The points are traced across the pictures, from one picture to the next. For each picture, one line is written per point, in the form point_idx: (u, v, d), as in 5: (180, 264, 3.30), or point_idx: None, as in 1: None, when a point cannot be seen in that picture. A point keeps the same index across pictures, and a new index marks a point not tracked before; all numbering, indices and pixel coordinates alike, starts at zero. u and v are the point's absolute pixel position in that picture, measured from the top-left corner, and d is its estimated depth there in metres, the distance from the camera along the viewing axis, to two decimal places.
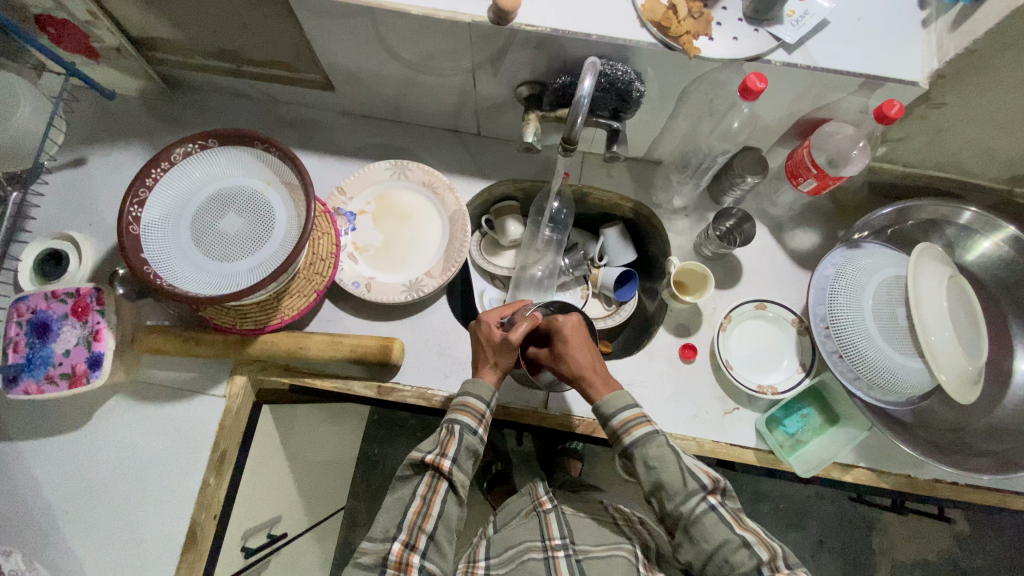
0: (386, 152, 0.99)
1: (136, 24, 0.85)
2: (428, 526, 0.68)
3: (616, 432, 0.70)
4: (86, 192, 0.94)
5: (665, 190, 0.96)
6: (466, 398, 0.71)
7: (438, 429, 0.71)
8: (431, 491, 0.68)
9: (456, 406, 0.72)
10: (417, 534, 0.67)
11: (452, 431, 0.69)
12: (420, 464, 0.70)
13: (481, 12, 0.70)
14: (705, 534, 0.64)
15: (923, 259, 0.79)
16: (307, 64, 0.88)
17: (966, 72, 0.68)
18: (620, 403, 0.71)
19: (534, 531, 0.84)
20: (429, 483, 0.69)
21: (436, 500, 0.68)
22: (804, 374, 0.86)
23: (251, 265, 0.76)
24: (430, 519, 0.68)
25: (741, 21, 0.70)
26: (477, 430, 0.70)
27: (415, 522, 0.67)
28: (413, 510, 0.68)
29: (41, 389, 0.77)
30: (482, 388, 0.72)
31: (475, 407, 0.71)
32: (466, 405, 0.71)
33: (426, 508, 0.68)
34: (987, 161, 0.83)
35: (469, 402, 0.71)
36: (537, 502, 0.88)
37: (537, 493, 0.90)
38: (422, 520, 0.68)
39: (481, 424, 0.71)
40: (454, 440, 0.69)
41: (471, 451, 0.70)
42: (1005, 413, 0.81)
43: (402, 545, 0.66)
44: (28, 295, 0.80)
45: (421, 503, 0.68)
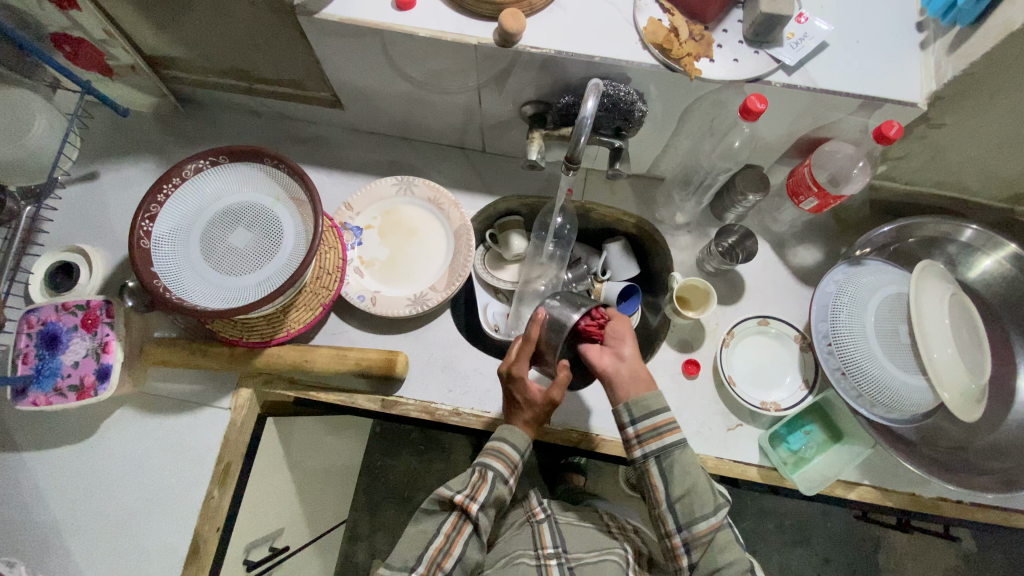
0: (392, 168, 1.00)
1: (150, 44, 0.87)
2: (447, 564, 0.69)
3: (657, 430, 0.70)
4: (98, 205, 0.96)
5: (667, 207, 0.97)
6: (502, 445, 0.73)
7: (469, 472, 0.73)
8: (455, 531, 0.71)
9: (490, 450, 0.74)
10: (435, 570, 0.69)
11: (485, 475, 0.71)
12: (445, 503, 0.72)
13: (487, 34, 0.71)
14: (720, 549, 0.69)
15: (926, 275, 0.80)
16: (317, 82, 0.91)
17: (964, 93, 0.69)
18: (663, 403, 0.70)
19: (528, 540, 0.83)
20: (454, 523, 0.71)
21: (459, 541, 0.70)
22: (807, 392, 0.86)
23: (259, 279, 0.77)
24: (451, 554, 0.70)
25: (741, 43, 0.71)
26: (507, 480, 0.73)
27: (435, 559, 0.69)
28: (435, 546, 0.70)
29: (49, 400, 0.78)
30: (517, 437, 0.74)
31: (509, 455, 0.73)
32: (501, 451, 0.73)
33: (448, 545, 0.70)
34: (987, 179, 0.84)
35: (503, 448, 0.73)
36: (531, 513, 0.87)
37: (531, 503, 0.89)
38: (441, 558, 0.69)
39: (513, 473, 0.73)
40: (486, 486, 0.71)
41: (497, 498, 0.72)
42: (1010, 432, 0.81)
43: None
44: (39, 307, 0.81)
45: (444, 542, 0.70)
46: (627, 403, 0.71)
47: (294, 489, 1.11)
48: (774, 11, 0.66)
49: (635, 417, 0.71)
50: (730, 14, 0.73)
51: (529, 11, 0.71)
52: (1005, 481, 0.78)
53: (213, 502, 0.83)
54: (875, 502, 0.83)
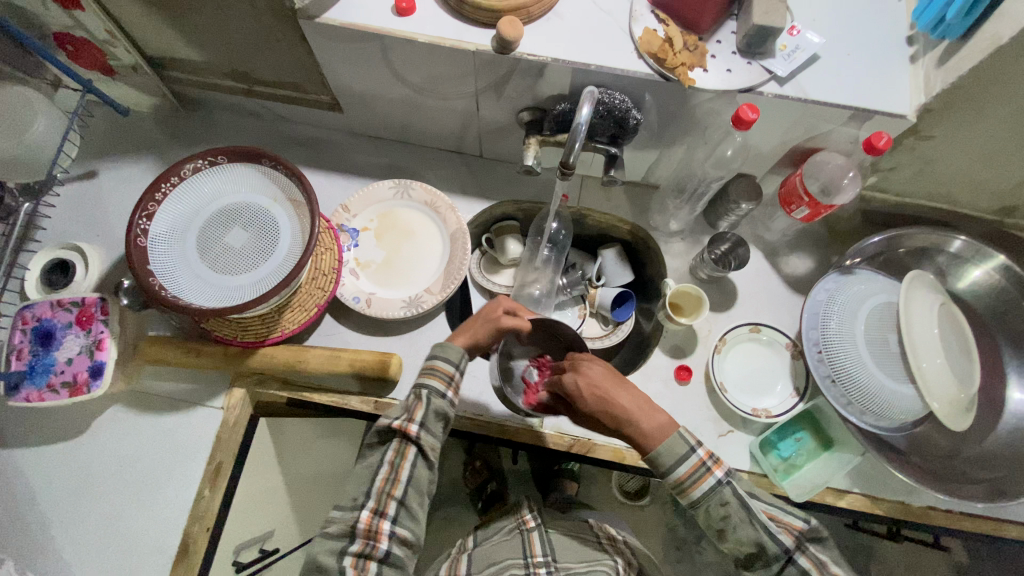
0: (390, 172, 1.01)
1: (152, 44, 0.88)
2: (397, 492, 0.66)
3: (680, 485, 0.66)
4: (96, 203, 0.96)
5: (662, 214, 0.98)
6: (435, 361, 0.71)
7: (406, 396, 0.71)
8: (399, 456, 0.67)
9: (426, 369, 0.71)
10: (386, 500, 0.66)
11: (420, 395, 0.69)
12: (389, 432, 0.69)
13: (485, 41, 0.73)
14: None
15: (916, 284, 0.81)
16: (316, 85, 0.92)
17: (953, 106, 0.70)
18: (677, 454, 0.65)
19: (517, 548, 0.84)
20: (396, 449, 0.68)
21: (405, 466, 0.67)
22: (798, 399, 0.87)
23: (255, 279, 0.78)
24: (401, 482, 0.66)
25: (735, 54, 0.73)
26: (445, 394, 0.70)
27: (383, 489, 0.66)
28: (381, 478, 0.66)
29: (41, 396, 0.78)
30: (449, 351, 0.72)
31: (443, 370, 0.70)
32: (434, 368, 0.71)
33: (394, 473, 0.67)
34: (976, 191, 0.85)
35: (437, 365, 0.71)
36: (521, 520, 0.88)
37: (521, 511, 0.89)
38: (390, 486, 0.66)
39: (450, 387, 0.71)
40: (422, 406, 0.68)
41: (439, 415, 0.70)
42: (998, 441, 0.82)
43: (371, 512, 0.65)
44: (34, 303, 0.82)
45: (389, 471, 0.67)
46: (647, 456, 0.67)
47: (286, 490, 1.11)
48: (766, 23, 0.67)
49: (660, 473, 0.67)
50: (725, 26, 0.74)
51: (527, 19, 0.73)
52: (993, 491, 0.78)
53: (203, 501, 0.83)
54: (865, 510, 0.83)
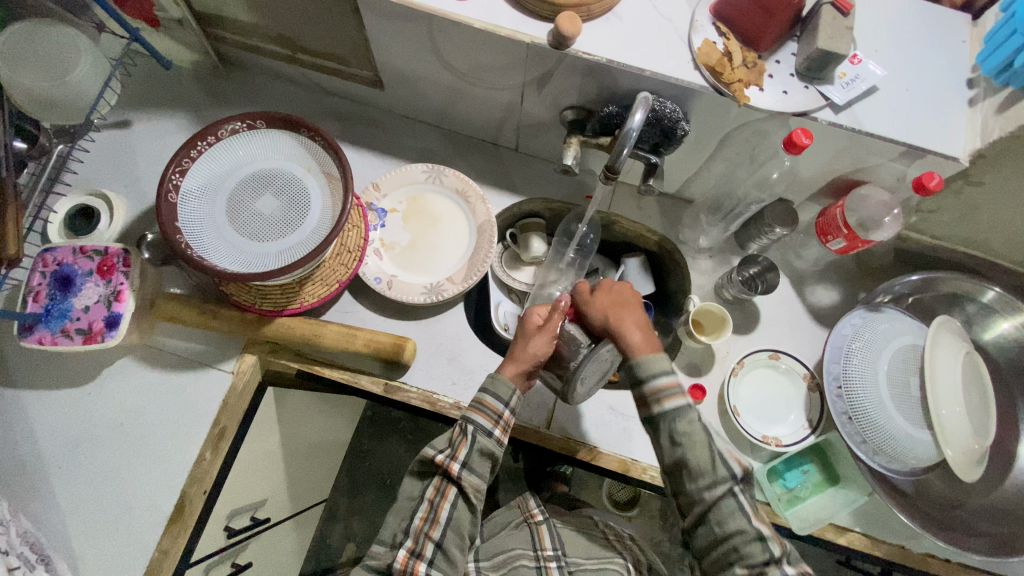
0: (424, 155, 1.00)
1: (202, 1, 0.87)
2: (435, 533, 0.69)
3: (653, 394, 0.67)
4: (127, 153, 0.96)
5: (692, 229, 0.96)
6: (483, 397, 0.72)
7: (452, 430, 0.73)
8: (439, 495, 0.70)
9: (474, 405, 0.73)
10: (423, 541, 0.69)
11: (465, 431, 0.71)
12: (433, 466, 0.72)
13: (541, 34, 0.71)
14: (721, 521, 0.63)
15: (943, 330, 0.80)
16: (361, 60, 0.90)
17: (1007, 155, 0.69)
18: (657, 368, 0.67)
19: (525, 540, 0.84)
20: (437, 488, 0.70)
21: (444, 506, 0.70)
22: (810, 432, 0.86)
23: (281, 248, 0.77)
24: (439, 521, 0.70)
25: (793, 76, 0.71)
26: (491, 433, 0.71)
27: (421, 529, 0.69)
28: (420, 516, 0.70)
29: (55, 340, 0.78)
30: (500, 386, 0.72)
31: (491, 408, 0.71)
32: (483, 405, 0.72)
33: (433, 513, 0.70)
34: (1015, 244, 0.84)
35: (485, 402, 0.72)
36: (528, 514, 0.88)
37: (528, 505, 0.90)
38: (428, 527, 0.69)
39: (496, 425, 0.72)
40: (466, 443, 0.70)
41: (483, 454, 0.71)
42: (1008, 496, 0.80)
43: (408, 552, 0.68)
44: (57, 247, 0.81)
45: (429, 509, 0.70)
46: (637, 360, 0.68)
47: (283, 460, 1.10)
48: (830, 48, 0.66)
49: (640, 379, 0.68)
50: (786, 45, 0.73)
51: (586, 16, 0.71)
52: (995, 545, 0.77)
53: (204, 464, 0.82)
54: (864, 550, 0.82)
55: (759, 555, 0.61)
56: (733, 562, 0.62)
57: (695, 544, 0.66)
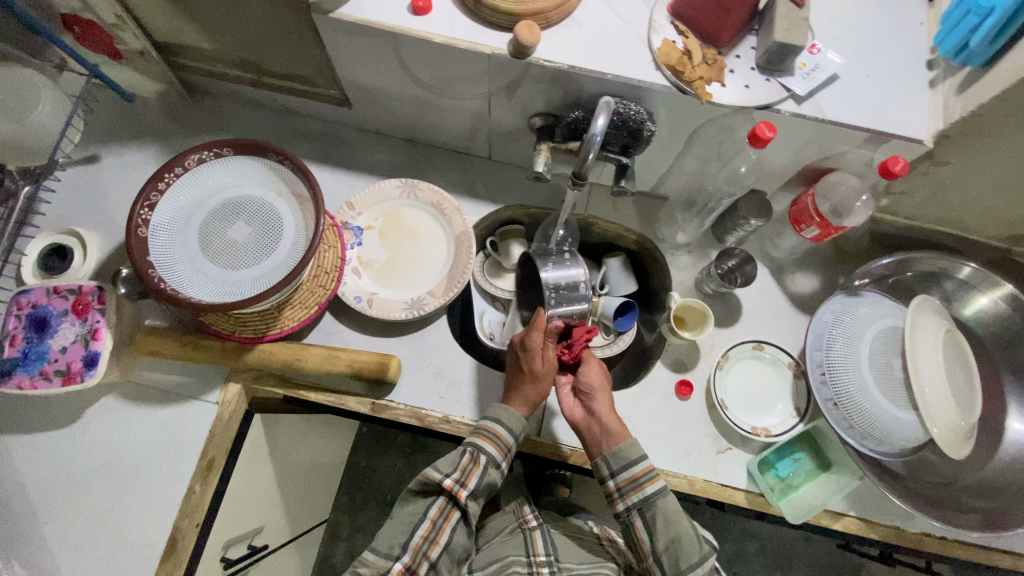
0: (397, 170, 1.00)
1: (162, 31, 0.87)
2: (432, 553, 0.70)
3: (635, 481, 0.71)
4: (97, 188, 0.95)
5: (669, 226, 0.97)
6: (496, 427, 0.73)
7: (461, 453, 0.73)
8: (442, 517, 0.71)
9: (484, 431, 0.73)
10: (420, 560, 0.70)
11: (477, 460, 0.71)
12: (435, 488, 0.72)
13: (501, 44, 0.71)
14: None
15: (921, 310, 0.81)
16: (326, 80, 0.90)
17: (970, 134, 0.69)
18: (637, 452, 0.72)
19: (519, 546, 0.83)
20: (441, 508, 0.71)
21: (445, 529, 0.71)
22: (798, 419, 0.86)
23: (256, 275, 0.77)
24: (437, 542, 0.71)
25: (753, 70, 0.72)
26: (499, 464, 0.73)
27: (420, 547, 0.70)
28: (421, 534, 0.70)
29: (34, 384, 0.77)
30: (512, 419, 0.74)
31: (501, 438, 0.73)
32: (495, 435, 0.73)
33: (434, 533, 0.70)
34: (987, 219, 0.84)
35: (495, 430, 0.73)
36: (522, 520, 0.87)
37: (523, 511, 0.89)
38: (427, 546, 0.70)
39: (504, 458, 0.73)
40: (477, 472, 0.71)
41: (490, 484, 0.73)
42: (998, 470, 0.81)
43: (404, 567, 0.69)
44: (30, 289, 0.80)
45: (430, 529, 0.70)
46: (609, 450, 0.73)
47: (277, 486, 1.09)
48: (787, 40, 0.66)
49: (613, 469, 0.72)
50: (745, 40, 0.73)
51: (545, 24, 0.71)
52: (988, 521, 0.78)
53: (194, 497, 0.82)
54: (860, 533, 0.82)
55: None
56: None
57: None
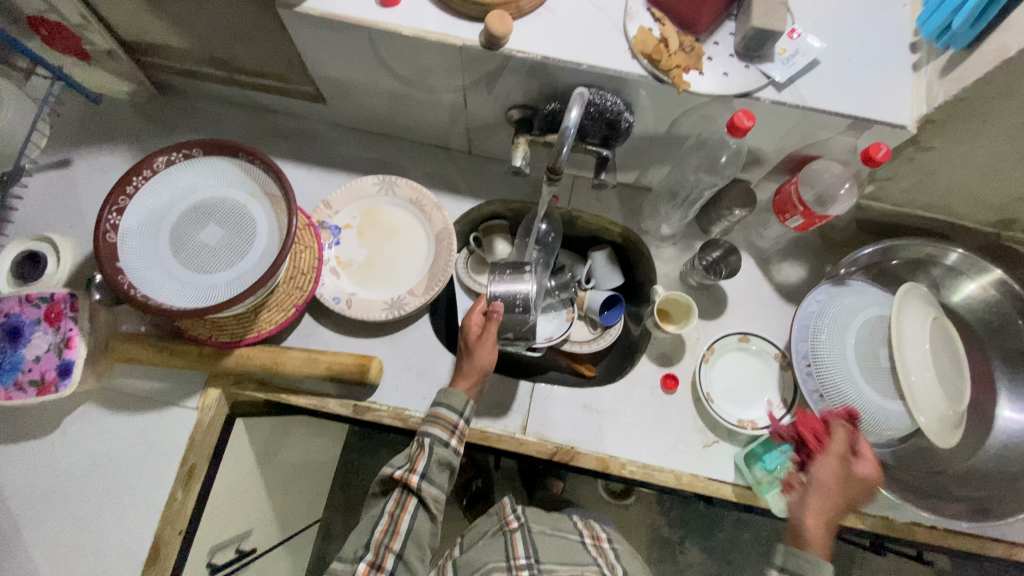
0: (375, 167, 0.98)
1: (127, 29, 0.84)
2: (395, 544, 0.68)
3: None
4: (70, 193, 0.93)
5: (653, 217, 0.95)
6: (438, 410, 0.75)
7: (410, 445, 0.74)
8: (399, 507, 0.70)
9: (429, 419, 0.75)
10: (384, 553, 0.68)
11: (423, 444, 0.72)
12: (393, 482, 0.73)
13: (472, 36, 0.69)
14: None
15: (909, 298, 0.80)
16: (299, 76, 0.88)
17: (955, 119, 0.68)
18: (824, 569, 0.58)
19: (500, 551, 0.82)
20: (398, 500, 0.71)
21: (405, 517, 0.70)
22: (785, 412, 0.85)
23: (229, 278, 0.75)
24: (399, 533, 0.69)
25: (732, 56, 0.70)
26: (448, 442, 0.73)
27: (382, 541, 0.68)
28: (380, 529, 0.69)
29: (8, 395, 0.76)
30: (454, 397, 0.75)
31: (446, 418, 0.74)
32: (438, 417, 0.74)
33: (394, 525, 0.69)
34: (974, 204, 0.83)
35: (440, 414, 0.74)
36: (504, 522, 0.86)
37: (504, 511, 0.88)
38: (388, 539, 0.68)
39: (453, 436, 0.74)
40: (424, 454, 0.72)
41: (442, 465, 0.72)
42: (987, 458, 0.80)
43: (369, 565, 0.67)
44: (1, 298, 0.79)
45: (389, 521, 0.70)
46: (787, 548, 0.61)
47: (265, 489, 1.08)
48: (766, 25, 0.64)
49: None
50: (724, 26, 0.71)
51: (517, 13, 0.69)
52: (977, 509, 0.77)
53: (175, 504, 0.81)
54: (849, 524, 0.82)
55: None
56: None
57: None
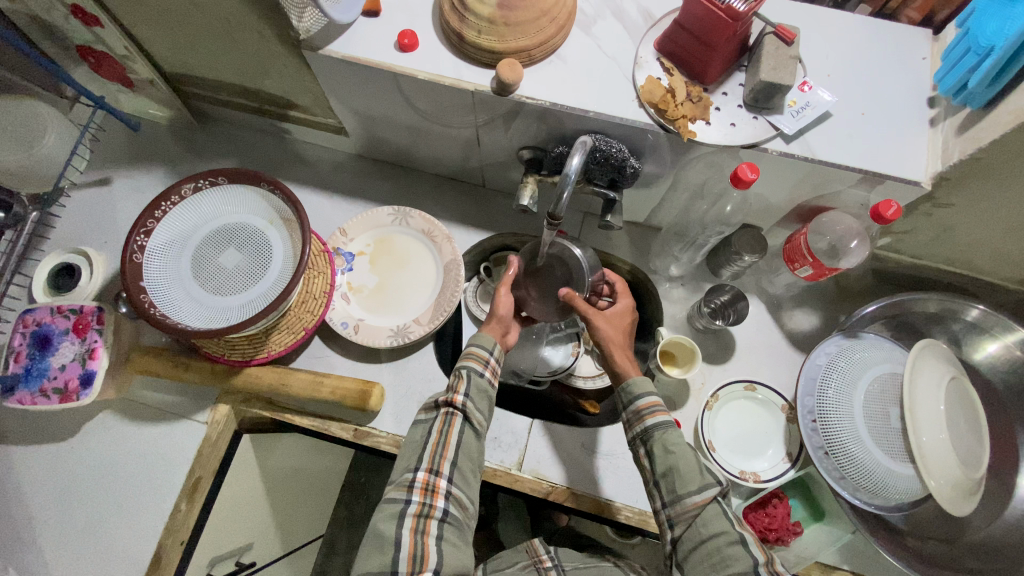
0: (392, 197, 1.01)
1: (169, 61, 0.90)
2: (449, 452, 0.65)
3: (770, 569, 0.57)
4: (107, 209, 0.99)
5: (662, 257, 0.95)
6: (471, 346, 0.73)
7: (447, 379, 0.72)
8: (446, 424, 0.66)
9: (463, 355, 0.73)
10: (440, 461, 0.64)
11: (459, 373, 0.70)
12: (434, 407, 0.69)
13: (484, 81, 0.72)
14: (706, 521, 0.60)
15: (924, 355, 0.75)
16: (323, 109, 0.92)
17: (970, 178, 0.66)
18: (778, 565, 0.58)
19: None
20: (444, 418, 0.67)
21: (454, 431, 0.66)
22: (789, 464, 0.83)
23: (244, 301, 0.78)
24: (450, 448, 0.65)
25: (741, 107, 0.70)
26: (483, 373, 0.71)
27: (435, 451, 0.64)
28: (431, 442, 0.65)
29: (34, 400, 0.80)
30: (481, 338, 0.74)
31: (479, 354, 0.72)
32: (471, 352, 0.72)
33: (444, 438, 0.65)
34: (997, 261, 0.80)
35: (473, 349, 0.72)
36: (537, 559, 0.79)
37: (536, 548, 0.81)
38: (442, 447, 0.65)
39: (487, 370, 0.71)
40: (462, 381, 0.69)
41: (481, 391, 0.70)
42: (1005, 531, 0.76)
43: (426, 473, 0.63)
44: (36, 308, 0.84)
45: (437, 437, 0.65)
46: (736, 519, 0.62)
47: (267, 502, 1.11)
48: (774, 79, 0.65)
49: (623, 401, 0.70)
50: (734, 76, 0.72)
51: (528, 61, 0.71)
52: None
53: (179, 515, 0.84)
54: None
55: (741, 563, 0.57)
56: (720, 571, 0.57)
57: (682, 549, 0.61)
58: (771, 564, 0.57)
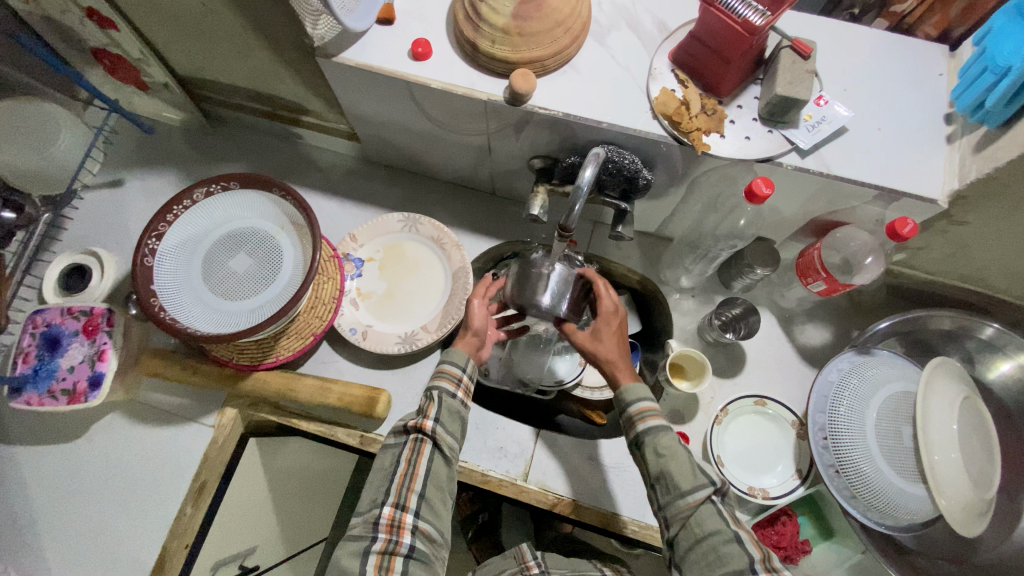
0: (403, 203, 1.01)
1: (183, 65, 0.90)
2: (417, 485, 0.63)
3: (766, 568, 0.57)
4: (118, 211, 1.00)
5: (673, 268, 0.94)
6: (443, 364, 0.71)
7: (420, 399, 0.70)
8: (414, 453, 0.65)
9: (435, 373, 0.71)
10: (407, 495, 0.63)
11: (431, 394, 0.68)
12: (404, 432, 0.68)
13: (497, 90, 0.72)
14: (700, 520, 0.60)
15: (937, 373, 0.73)
16: (336, 115, 0.93)
17: (988, 196, 0.65)
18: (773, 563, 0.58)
19: None
20: (413, 447, 0.65)
21: (422, 460, 0.65)
22: (799, 482, 0.81)
23: (253, 305, 0.78)
24: (417, 480, 0.64)
25: (756, 120, 0.69)
26: (455, 394, 0.69)
27: (403, 484, 0.63)
28: (399, 474, 0.64)
29: (41, 401, 0.80)
30: (454, 354, 0.71)
31: (452, 371, 0.70)
32: (443, 370, 0.70)
33: (412, 469, 0.64)
34: (1013, 280, 0.78)
35: (445, 367, 0.70)
36: (524, 566, 0.78)
37: (523, 553, 0.79)
38: (409, 480, 0.63)
39: (460, 389, 0.70)
40: (434, 403, 0.68)
41: (454, 414, 0.69)
42: (1017, 555, 0.75)
43: (393, 507, 0.62)
44: (46, 308, 0.84)
45: (407, 469, 0.64)
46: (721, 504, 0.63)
47: (272, 505, 1.11)
48: (790, 93, 0.64)
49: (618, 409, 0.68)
50: (749, 89, 0.71)
51: (542, 71, 0.71)
52: None
53: (184, 519, 0.84)
54: None
55: (737, 561, 0.57)
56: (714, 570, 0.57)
57: (679, 549, 0.61)
58: (767, 560, 0.57)
